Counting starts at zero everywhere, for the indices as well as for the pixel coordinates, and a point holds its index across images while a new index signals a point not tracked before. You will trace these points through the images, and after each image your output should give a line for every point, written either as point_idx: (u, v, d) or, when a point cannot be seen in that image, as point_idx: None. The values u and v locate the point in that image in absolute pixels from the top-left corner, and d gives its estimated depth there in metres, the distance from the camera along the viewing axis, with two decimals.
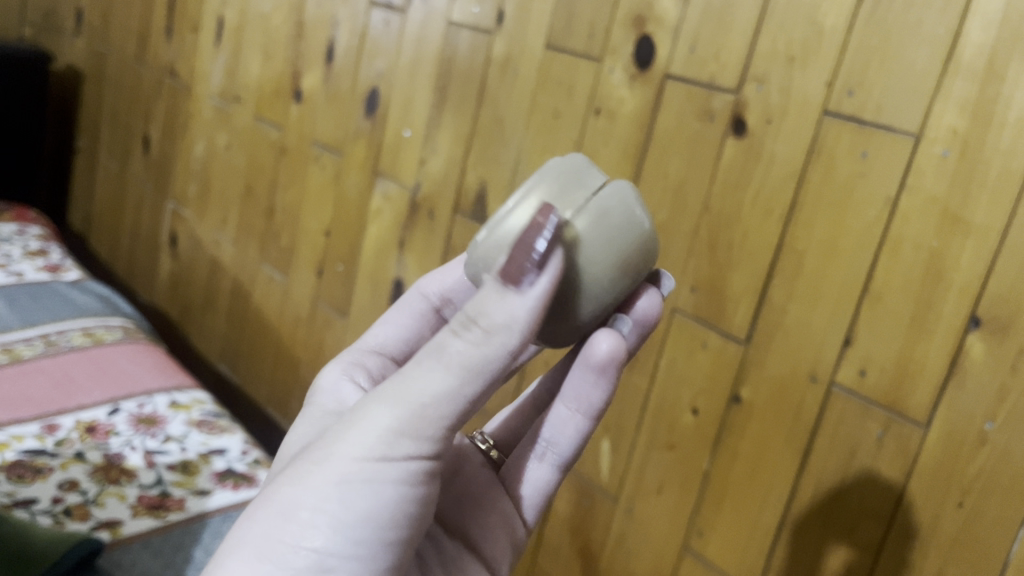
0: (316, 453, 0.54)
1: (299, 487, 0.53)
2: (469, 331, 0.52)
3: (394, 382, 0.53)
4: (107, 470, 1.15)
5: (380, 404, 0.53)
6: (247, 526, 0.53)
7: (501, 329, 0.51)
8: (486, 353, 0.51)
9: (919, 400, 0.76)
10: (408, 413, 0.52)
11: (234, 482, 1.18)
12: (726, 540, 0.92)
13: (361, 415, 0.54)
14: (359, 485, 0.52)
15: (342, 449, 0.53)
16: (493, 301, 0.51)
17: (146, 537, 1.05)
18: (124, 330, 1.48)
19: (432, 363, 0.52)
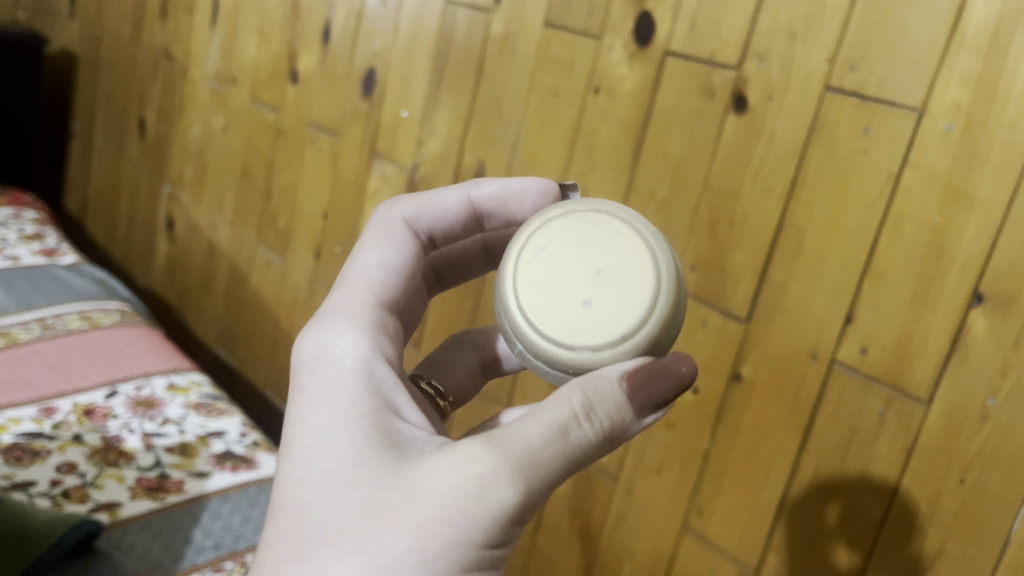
0: (409, 508, 0.46)
1: (397, 551, 0.44)
2: (592, 422, 0.48)
3: (511, 447, 0.47)
4: (106, 452, 1.15)
5: (499, 473, 0.46)
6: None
7: (620, 433, 0.49)
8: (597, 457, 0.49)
9: (920, 377, 0.76)
10: (527, 498, 0.46)
11: (233, 464, 1.18)
12: (726, 519, 0.92)
13: (471, 475, 0.46)
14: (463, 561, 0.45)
15: (450, 518, 0.45)
16: (621, 415, 0.49)
17: (145, 519, 1.05)
18: (121, 313, 1.48)
19: (553, 441, 0.47)
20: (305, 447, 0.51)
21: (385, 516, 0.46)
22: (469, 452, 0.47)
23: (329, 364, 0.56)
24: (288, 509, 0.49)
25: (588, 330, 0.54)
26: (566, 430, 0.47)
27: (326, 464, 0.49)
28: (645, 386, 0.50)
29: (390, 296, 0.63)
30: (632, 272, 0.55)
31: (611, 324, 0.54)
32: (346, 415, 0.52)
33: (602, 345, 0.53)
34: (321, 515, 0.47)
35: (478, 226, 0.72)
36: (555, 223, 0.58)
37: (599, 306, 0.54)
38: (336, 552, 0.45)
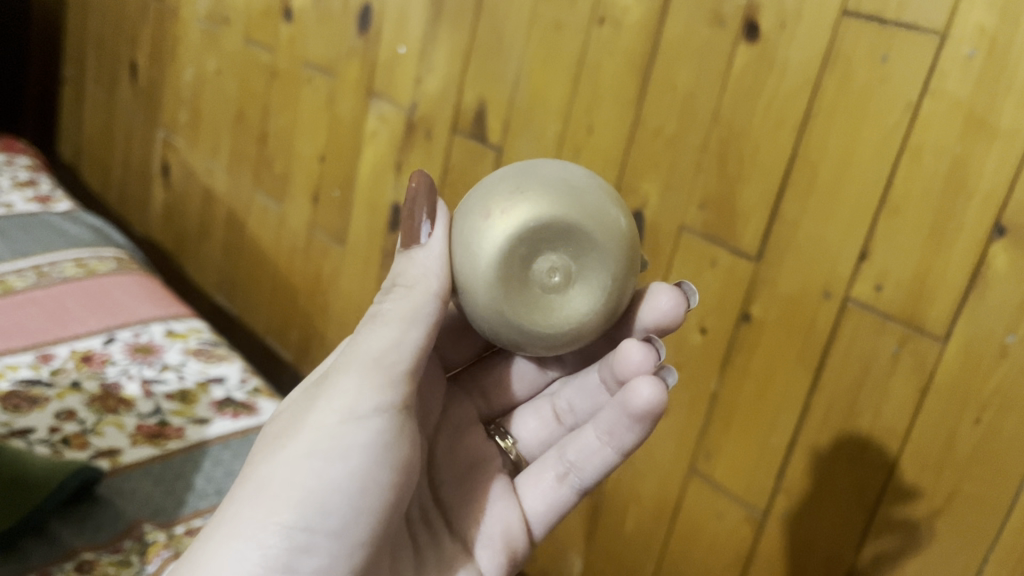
0: (292, 420, 0.58)
1: (279, 451, 0.56)
2: (395, 292, 0.58)
3: (349, 347, 0.58)
4: (105, 399, 1.13)
5: (339, 366, 0.58)
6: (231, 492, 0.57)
7: (416, 277, 0.58)
8: (416, 304, 0.57)
9: (937, 314, 0.74)
10: (362, 374, 0.56)
11: (234, 410, 1.16)
12: (734, 461, 0.90)
13: (325, 380, 0.58)
14: (332, 440, 0.55)
15: (313, 409, 0.57)
16: (407, 263, 0.59)
17: (145, 465, 1.03)
18: (118, 260, 1.45)
19: (366, 326, 0.58)
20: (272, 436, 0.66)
21: (279, 430, 0.58)
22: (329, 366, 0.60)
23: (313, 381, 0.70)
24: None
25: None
26: (376, 307, 0.60)
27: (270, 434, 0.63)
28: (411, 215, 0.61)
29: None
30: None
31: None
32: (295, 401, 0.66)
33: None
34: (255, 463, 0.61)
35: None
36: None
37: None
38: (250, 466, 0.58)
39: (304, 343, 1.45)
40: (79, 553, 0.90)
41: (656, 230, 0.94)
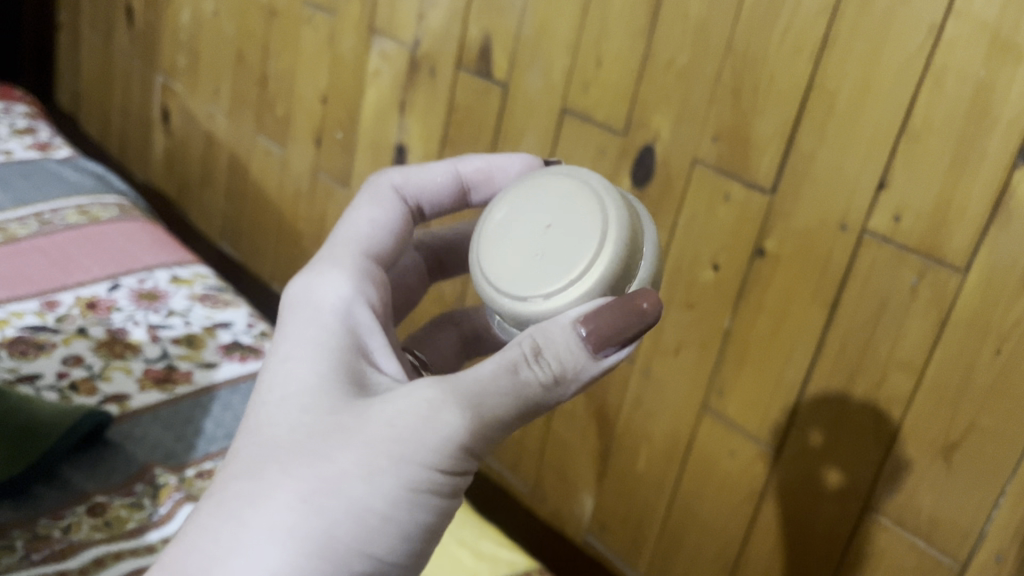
0: (357, 438, 0.45)
1: (334, 487, 0.44)
2: (540, 365, 0.47)
3: (464, 384, 0.46)
4: (112, 345, 1.13)
5: (450, 407, 0.46)
6: (250, 492, 0.45)
7: (573, 378, 0.48)
8: (555, 400, 0.48)
9: (957, 245, 0.72)
10: (477, 432, 0.46)
11: (241, 354, 1.16)
12: (747, 398, 0.89)
13: (423, 406, 0.46)
14: (397, 506, 0.45)
15: (395, 447, 0.45)
16: (570, 354, 0.48)
17: (154, 410, 1.03)
18: (120, 207, 1.43)
19: (501, 377, 0.46)
20: (276, 367, 0.51)
21: (334, 438, 0.46)
22: (425, 385, 0.47)
23: (314, 307, 0.54)
24: (246, 438, 0.49)
25: (539, 280, 0.54)
26: (514, 361, 0.47)
27: (291, 391, 0.49)
28: (604, 318, 0.49)
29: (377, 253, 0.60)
30: (578, 223, 0.54)
31: (566, 268, 0.53)
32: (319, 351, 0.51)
33: (556, 293, 0.53)
34: (274, 429, 0.48)
35: (466, 203, 0.67)
36: (512, 191, 0.58)
37: (548, 257, 0.54)
38: (286, 465, 0.45)
39: None
40: (91, 497, 0.89)
41: (668, 165, 0.92)
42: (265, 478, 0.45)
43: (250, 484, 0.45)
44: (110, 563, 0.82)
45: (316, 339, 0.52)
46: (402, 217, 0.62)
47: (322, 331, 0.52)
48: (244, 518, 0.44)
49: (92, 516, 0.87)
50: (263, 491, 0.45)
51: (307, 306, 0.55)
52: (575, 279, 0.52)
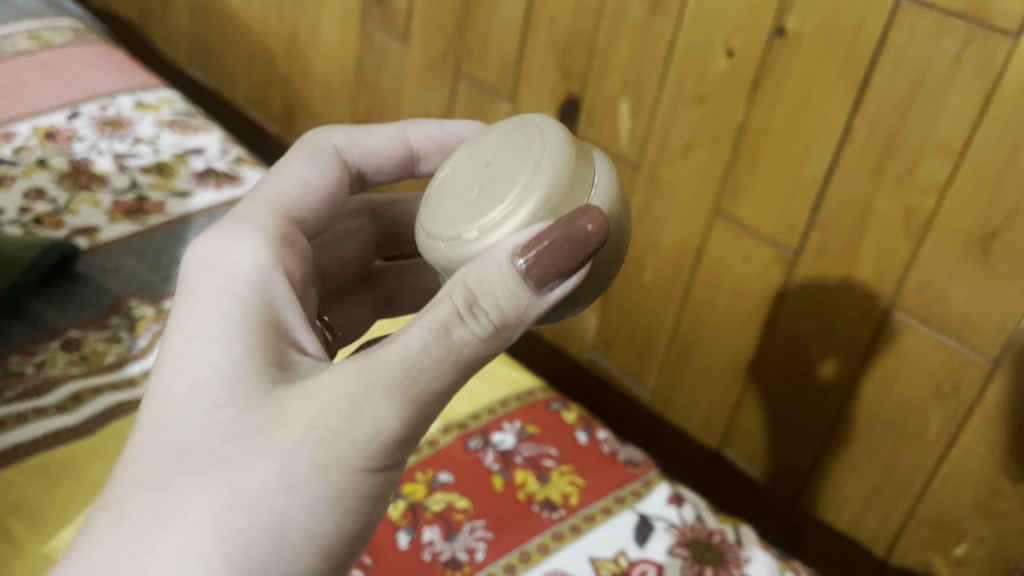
0: (274, 438, 0.39)
1: (252, 500, 0.38)
2: (477, 319, 0.42)
3: (391, 361, 0.40)
4: (76, 176, 1.04)
5: (379, 394, 0.40)
6: (152, 514, 0.38)
7: (514, 324, 0.42)
8: (492, 352, 0.43)
9: (1009, 5, 0.63)
10: (411, 415, 0.40)
11: (216, 181, 1.08)
12: (762, 199, 0.82)
13: (346, 399, 0.40)
14: (323, 516, 0.39)
15: (319, 449, 0.39)
16: (511, 298, 0.42)
17: (126, 241, 0.96)
18: (74, 31, 1.30)
19: (432, 347, 0.41)
20: (176, 346, 0.44)
21: (247, 440, 0.39)
22: (347, 369, 0.40)
23: (221, 275, 0.47)
24: (141, 437, 0.41)
25: (476, 209, 0.47)
26: (446, 322, 0.41)
27: (191, 378, 0.42)
28: (541, 248, 0.42)
29: (302, 220, 0.54)
30: (517, 148, 0.49)
31: (499, 197, 0.47)
32: (226, 326, 0.44)
33: (490, 225, 0.46)
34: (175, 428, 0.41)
35: (414, 174, 0.62)
36: (461, 149, 0.54)
37: (485, 186, 0.48)
38: (193, 476, 0.38)
39: (289, 112, 1.35)
40: (65, 331, 0.84)
41: None
42: (168, 489, 0.38)
43: (150, 499, 0.38)
44: (90, 398, 0.77)
45: (225, 311, 0.45)
46: (335, 178, 0.56)
47: (230, 301, 0.45)
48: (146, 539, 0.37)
49: (67, 351, 0.82)
50: (168, 507, 0.38)
51: (214, 270, 0.48)
52: (510, 206, 0.46)
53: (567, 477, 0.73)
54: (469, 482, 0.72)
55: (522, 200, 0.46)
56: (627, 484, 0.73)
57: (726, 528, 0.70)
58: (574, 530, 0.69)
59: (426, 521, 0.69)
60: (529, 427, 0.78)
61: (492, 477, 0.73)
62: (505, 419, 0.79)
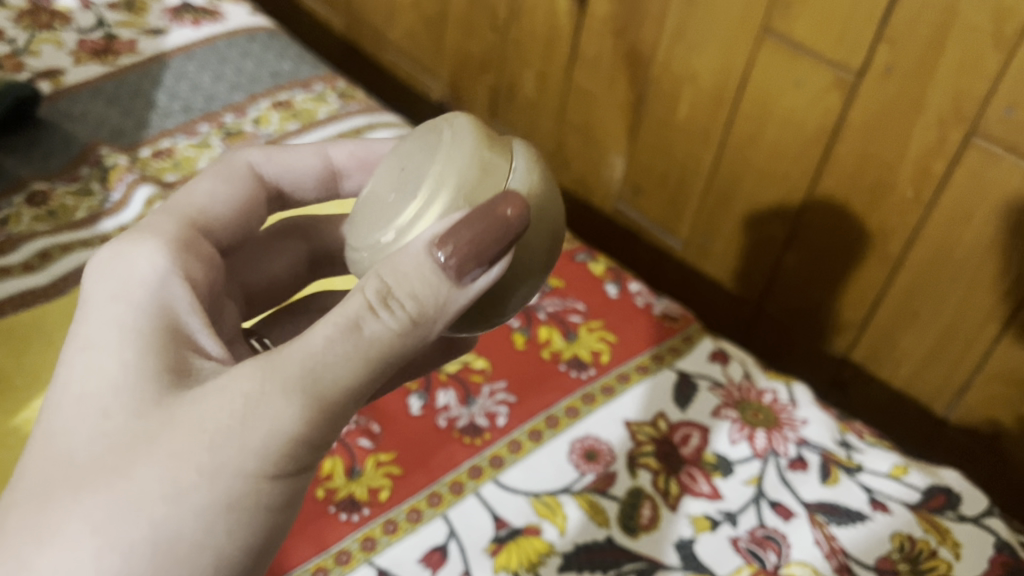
0: (156, 447, 0.32)
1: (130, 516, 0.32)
2: (390, 312, 0.35)
3: (292, 363, 0.33)
4: (36, 14, 0.93)
5: (280, 387, 0.33)
6: (31, 532, 0.32)
7: (435, 317, 0.35)
8: (412, 349, 0.36)
9: None
10: (320, 417, 0.33)
11: (193, 17, 0.96)
12: (819, 13, 0.70)
13: (241, 400, 0.33)
14: (215, 529, 0.33)
15: (212, 452, 0.32)
16: (428, 289, 0.35)
17: (95, 85, 0.86)
18: None
19: (337, 342, 0.34)
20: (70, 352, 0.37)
21: (132, 450, 0.33)
22: (242, 370, 0.34)
23: (119, 270, 0.40)
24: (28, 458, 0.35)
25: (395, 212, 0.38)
26: (356, 316, 0.34)
27: (79, 386, 0.35)
28: (463, 243, 0.35)
29: (213, 234, 0.46)
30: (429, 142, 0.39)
31: (410, 196, 0.38)
32: (119, 329, 0.37)
33: (404, 229, 0.37)
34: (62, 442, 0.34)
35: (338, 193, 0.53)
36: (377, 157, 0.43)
37: (401, 189, 0.38)
38: (73, 491, 0.32)
39: None
40: (29, 183, 0.75)
41: None
42: (46, 511, 0.32)
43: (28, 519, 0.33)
44: (60, 257, 0.68)
45: (119, 319, 0.37)
46: (252, 195, 0.48)
47: (125, 309, 0.38)
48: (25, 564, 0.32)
49: (33, 206, 0.73)
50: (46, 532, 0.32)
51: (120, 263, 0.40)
52: (420, 207, 0.37)
53: (596, 333, 0.66)
54: (487, 341, 0.64)
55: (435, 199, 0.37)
56: (664, 340, 0.65)
57: (779, 386, 0.62)
58: (606, 393, 0.61)
59: (441, 384, 0.61)
60: (553, 281, 0.70)
61: (513, 334, 0.65)
62: None
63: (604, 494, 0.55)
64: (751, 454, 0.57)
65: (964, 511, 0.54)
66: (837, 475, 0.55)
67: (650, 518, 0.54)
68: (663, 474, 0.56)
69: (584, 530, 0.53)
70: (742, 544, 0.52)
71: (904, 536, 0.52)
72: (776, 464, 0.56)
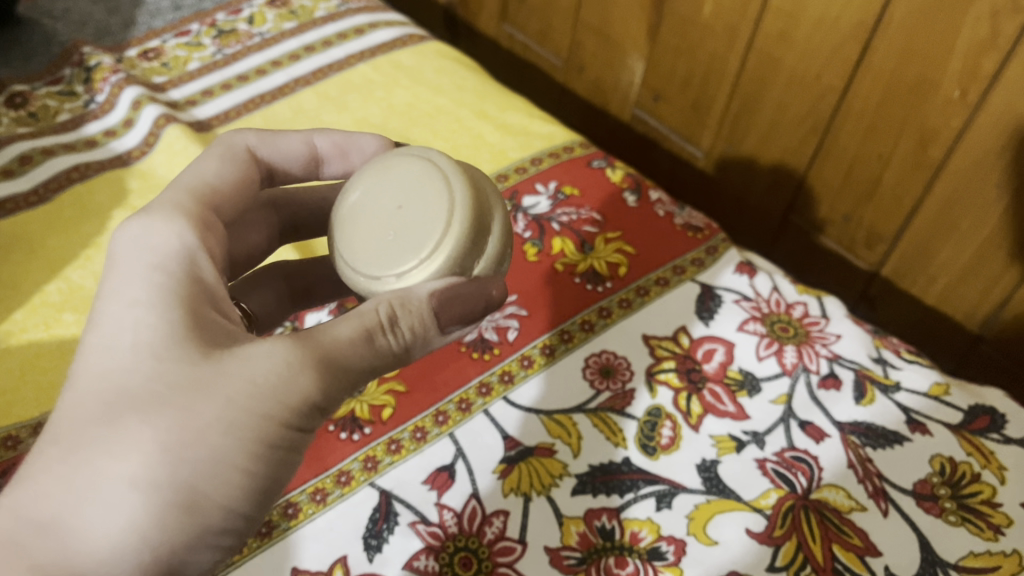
0: (204, 402, 0.30)
1: (178, 473, 0.29)
2: (395, 333, 0.34)
3: (319, 347, 0.32)
4: None
5: (308, 373, 0.32)
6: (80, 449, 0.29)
7: (421, 348, 0.35)
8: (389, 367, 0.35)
9: None
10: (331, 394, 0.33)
11: None
12: None
13: (281, 364, 0.32)
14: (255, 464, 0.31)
15: (259, 406, 0.31)
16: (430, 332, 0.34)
17: None
18: None
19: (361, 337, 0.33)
20: (94, 309, 0.33)
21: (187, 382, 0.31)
22: (278, 341, 0.32)
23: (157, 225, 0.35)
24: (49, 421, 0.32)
25: (393, 257, 0.36)
26: (370, 325, 0.33)
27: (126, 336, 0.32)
28: (458, 309, 0.34)
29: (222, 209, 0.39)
30: (438, 190, 0.37)
31: (412, 247, 0.36)
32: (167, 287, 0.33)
33: (408, 277, 0.36)
34: (84, 408, 0.30)
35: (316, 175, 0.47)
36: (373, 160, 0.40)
37: (400, 234, 0.36)
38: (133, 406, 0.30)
39: None
40: (9, 84, 0.70)
41: None
42: (89, 445, 0.29)
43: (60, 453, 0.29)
44: (41, 161, 0.64)
45: (150, 287, 0.33)
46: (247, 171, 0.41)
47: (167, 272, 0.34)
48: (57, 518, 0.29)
49: (13, 108, 0.68)
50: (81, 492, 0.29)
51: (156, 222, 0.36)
52: (425, 260, 0.36)
53: (614, 244, 0.61)
54: None
55: (439, 255, 0.35)
56: (687, 252, 0.61)
57: (809, 300, 0.58)
58: (624, 307, 0.57)
59: None
60: (567, 189, 0.65)
61: (525, 245, 0.61)
62: (539, 179, 0.65)
63: (621, 413, 0.51)
64: (780, 371, 0.53)
65: (1009, 433, 0.50)
66: (872, 395, 0.51)
67: (671, 439, 0.50)
68: (685, 393, 0.52)
69: (600, 451, 0.49)
70: (770, 466, 0.48)
71: (944, 459, 0.48)
72: (807, 382, 0.52)
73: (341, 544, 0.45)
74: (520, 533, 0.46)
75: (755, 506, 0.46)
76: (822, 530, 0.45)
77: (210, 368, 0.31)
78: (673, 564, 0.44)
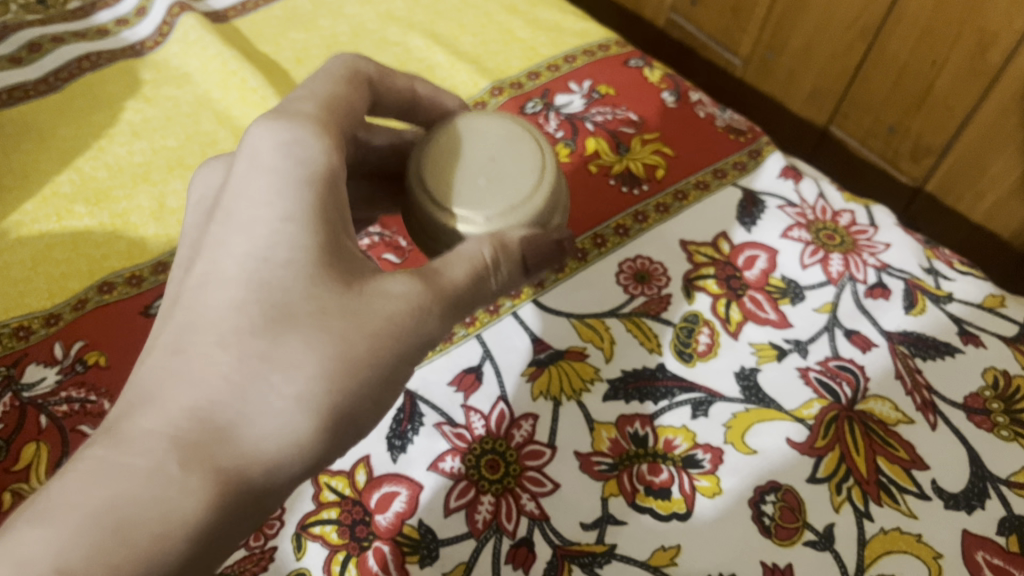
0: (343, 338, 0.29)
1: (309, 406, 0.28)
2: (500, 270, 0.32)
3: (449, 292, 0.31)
4: None
5: (435, 315, 0.31)
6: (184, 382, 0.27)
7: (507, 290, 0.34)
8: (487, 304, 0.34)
9: None
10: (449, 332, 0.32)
11: None
12: None
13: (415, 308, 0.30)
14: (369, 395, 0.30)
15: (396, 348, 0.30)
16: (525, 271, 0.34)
17: None
18: None
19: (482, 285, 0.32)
20: (234, 207, 0.30)
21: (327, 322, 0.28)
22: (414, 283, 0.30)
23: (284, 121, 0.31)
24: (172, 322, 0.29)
25: (484, 198, 0.35)
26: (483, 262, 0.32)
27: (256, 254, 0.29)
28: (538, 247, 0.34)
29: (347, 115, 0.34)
30: (522, 148, 0.36)
31: (505, 193, 0.35)
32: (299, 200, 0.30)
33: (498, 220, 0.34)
34: (216, 329, 0.28)
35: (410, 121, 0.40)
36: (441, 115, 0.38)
37: (487, 180, 0.35)
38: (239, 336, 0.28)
39: None
40: None
41: None
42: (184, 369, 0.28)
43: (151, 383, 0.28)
44: (50, 49, 0.61)
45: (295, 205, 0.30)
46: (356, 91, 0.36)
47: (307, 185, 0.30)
48: (229, 426, 0.27)
49: None
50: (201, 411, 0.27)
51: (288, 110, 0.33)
52: (518, 208, 0.35)
53: (651, 146, 0.58)
54: None
55: (530, 205, 0.35)
56: (728, 155, 0.58)
57: (856, 207, 0.55)
58: (660, 211, 0.54)
59: None
60: (602, 88, 0.62)
61: (557, 145, 0.58)
62: (573, 78, 0.62)
63: (657, 319, 0.49)
64: (825, 280, 0.50)
65: None
66: (923, 306, 0.49)
67: (708, 345, 0.48)
68: (723, 300, 0.50)
69: (633, 357, 0.47)
70: (813, 375, 0.46)
71: (998, 372, 0.46)
72: (853, 290, 0.50)
73: (363, 444, 0.43)
74: (550, 439, 0.44)
75: (797, 416, 0.44)
76: (867, 442, 0.43)
77: (352, 305, 0.29)
78: (709, 473, 0.42)
